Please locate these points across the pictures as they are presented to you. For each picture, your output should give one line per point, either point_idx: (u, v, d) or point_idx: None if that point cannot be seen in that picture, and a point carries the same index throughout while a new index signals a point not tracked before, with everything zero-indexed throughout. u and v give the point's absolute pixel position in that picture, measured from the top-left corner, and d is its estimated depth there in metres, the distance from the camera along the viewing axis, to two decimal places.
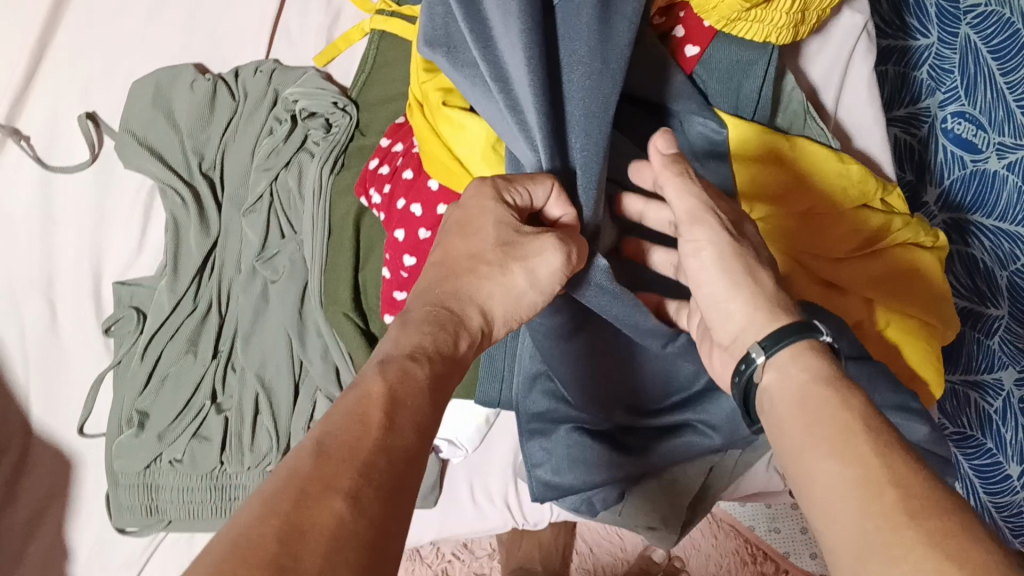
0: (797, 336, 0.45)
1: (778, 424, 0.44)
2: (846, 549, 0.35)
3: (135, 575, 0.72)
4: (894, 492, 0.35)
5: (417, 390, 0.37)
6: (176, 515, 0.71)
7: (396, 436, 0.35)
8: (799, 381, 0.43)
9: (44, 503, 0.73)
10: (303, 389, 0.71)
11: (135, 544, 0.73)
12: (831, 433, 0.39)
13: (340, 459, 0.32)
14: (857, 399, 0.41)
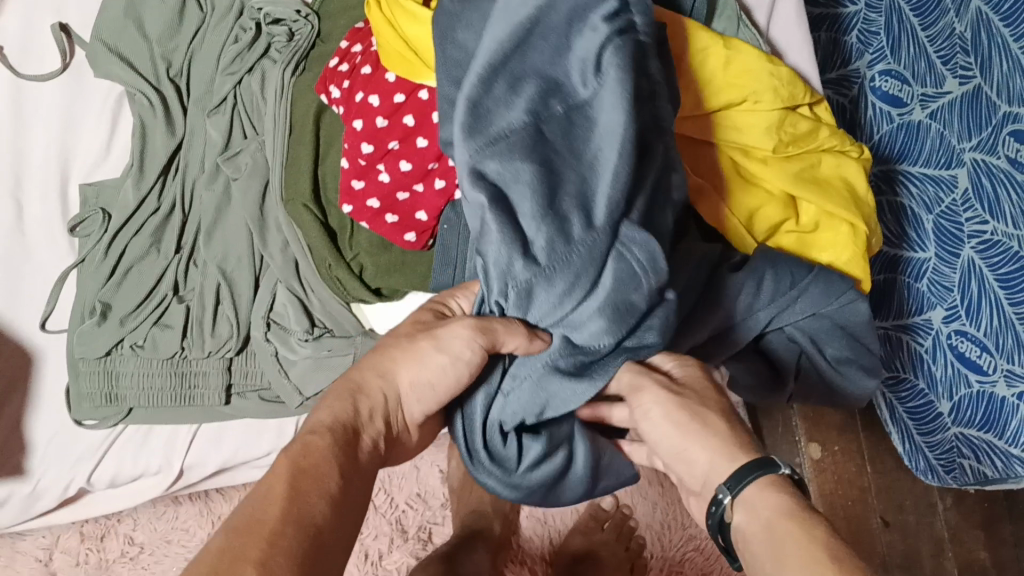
0: (758, 471, 0.46)
1: (748, 557, 0.45)
2: None
3: (95, 465, 0.74)
4: None
5: (321, 456, 0.43)
6: (137, 402, 0.72)
7: (306, 504, 0.41)
8: (764, 517, 0.44)
9: (4, 395, 0.74)
10: (264, 281, 0.74)
11: (94, 436, 0.74)
12: (796, 561, 0.41)
13: (255, 531, 0.38)
14: (819, 528, 0.42)
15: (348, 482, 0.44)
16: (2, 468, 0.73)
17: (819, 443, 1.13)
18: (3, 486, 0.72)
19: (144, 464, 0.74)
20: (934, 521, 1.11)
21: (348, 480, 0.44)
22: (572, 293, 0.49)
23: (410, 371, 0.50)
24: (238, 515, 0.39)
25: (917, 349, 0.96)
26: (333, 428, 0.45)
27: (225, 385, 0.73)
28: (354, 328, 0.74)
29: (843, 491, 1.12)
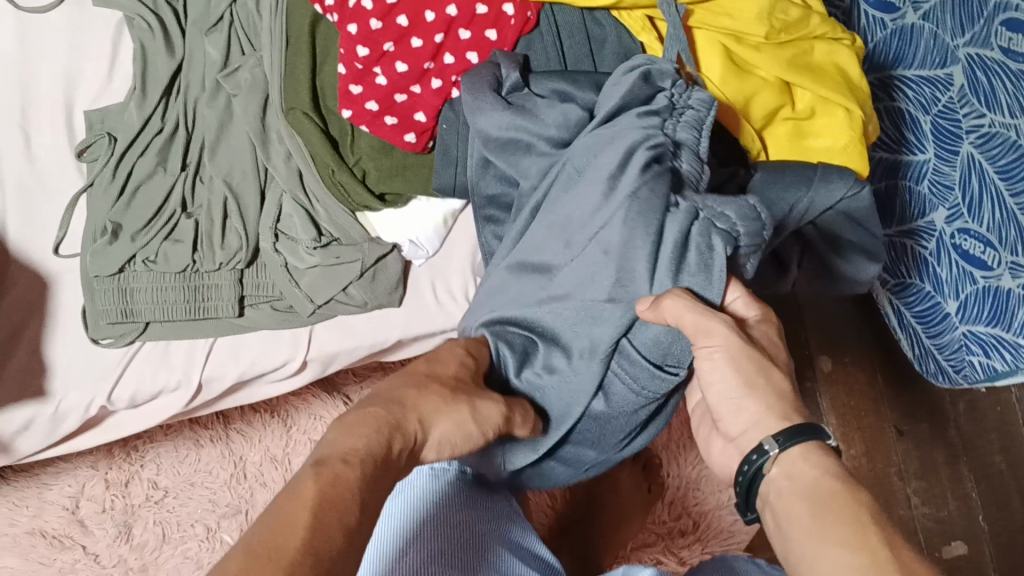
0: (810, 433, 0.49)
1: (787, 516, 0.48)
2: None
3: (115, 383, 0.75)
4: None
5: (349, 493, 0.43)
6: (152, 317, 0.74)
7: (321, 531, 0.40)
8: (809, 478, 0.48)
9: (24, 320, 0.75)
10: (269, 193, 0.75)
11: (113, 354, 0.75)
12: (849, 526, 0.45)
13: (269, 554, 0.38)
14: (862, 493, 0.47)
15: (364, 521, 0.43)
16: (25, 391, 0.75)
17: (830, 355, 1.12)
18: (27, 408, 0.75)
19: (163, 379, 0.76)
20: (947, 428, 1.12)
21: (365, 522, 0.43)
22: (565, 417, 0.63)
23: (443, 424, 0.52)
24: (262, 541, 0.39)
25: (922, 252, 0.91)
26: (365, 457, 0.46)
27: (237, 297, 0.74)
28: (360, 235, 0.75)
29: (855, 402, 1.12)
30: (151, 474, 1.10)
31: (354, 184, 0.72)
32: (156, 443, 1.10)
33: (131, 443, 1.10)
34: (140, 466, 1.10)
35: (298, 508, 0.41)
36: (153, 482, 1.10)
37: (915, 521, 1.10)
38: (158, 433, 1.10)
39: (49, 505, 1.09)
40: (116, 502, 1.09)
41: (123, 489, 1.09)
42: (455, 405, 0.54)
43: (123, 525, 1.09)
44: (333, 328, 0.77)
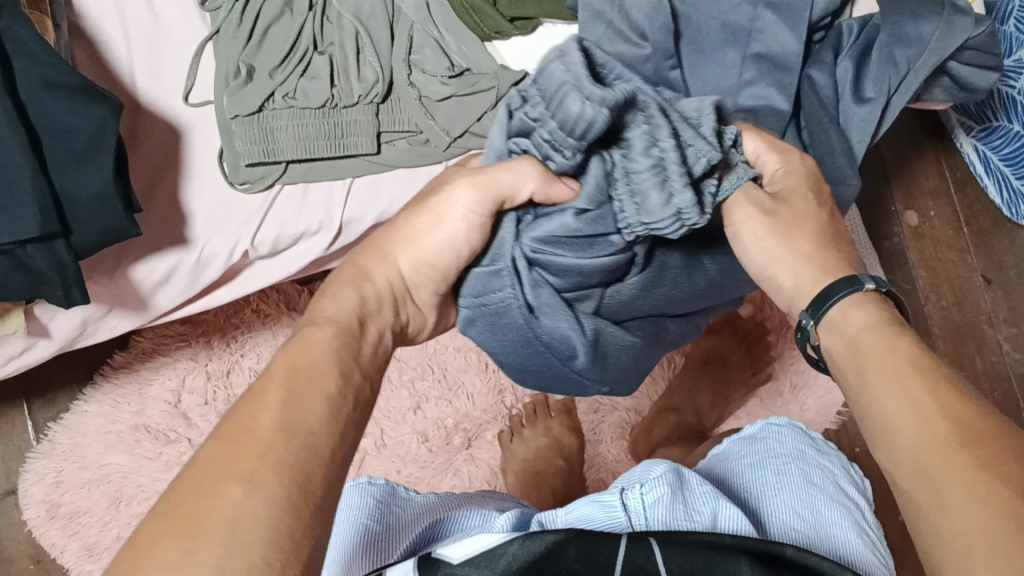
0: (846, 287, 0.50)
1: (837, 366, 0.48)
2: (904, 478, 0.41)
3: (259, 223, 0.76)
4: (947, 428, 0.40)
5: (313, 352, 0.46)
6: (294, 155, 0.73)
7: (298, 412, 0.42)
8: (853, 327, 0.48)
9: (159, 169, 0.75)
10: (398, 27, 0.75)
11: (252, 202, 0.75)
12: (884, 371, 0.44)
13: (241, 437, 0.39)
14: (903, 341, 0.45)
15: (346, 384, 0.46)
16: (168, 239, 0.75)
17: (916, 211, 1.13)
18: (171, 255, 0.76)
19: (306, 222, 0.76)
20: None
21: (345, 381, 0.46)
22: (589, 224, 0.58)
23: (408, 253, 0.57)
24: (232, 422, 0.41)
25: (1008, 93, 1.01)
26: (337, 321, 0.50)
27: (375, 132, 0.74)
28: (491, 64, 0.74)
29: (942, 255, 1.13)
30: (251, 363, 1.10)
31: (486, 6, 0.74)
32: (253, 333, 1.11)
33: (230, 334, 1.10)
34: (240, 356, 1.10)
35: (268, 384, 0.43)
36: (254, 371, 1.10)
37: (1007, 368, 1.10)
38: (255, 322, 1.10)
39: (152, 399, 1.10)
40: (218, 393, 1.10)
41: (225, 379, 1.10)
42: (432, 223, 0.56)
43: None
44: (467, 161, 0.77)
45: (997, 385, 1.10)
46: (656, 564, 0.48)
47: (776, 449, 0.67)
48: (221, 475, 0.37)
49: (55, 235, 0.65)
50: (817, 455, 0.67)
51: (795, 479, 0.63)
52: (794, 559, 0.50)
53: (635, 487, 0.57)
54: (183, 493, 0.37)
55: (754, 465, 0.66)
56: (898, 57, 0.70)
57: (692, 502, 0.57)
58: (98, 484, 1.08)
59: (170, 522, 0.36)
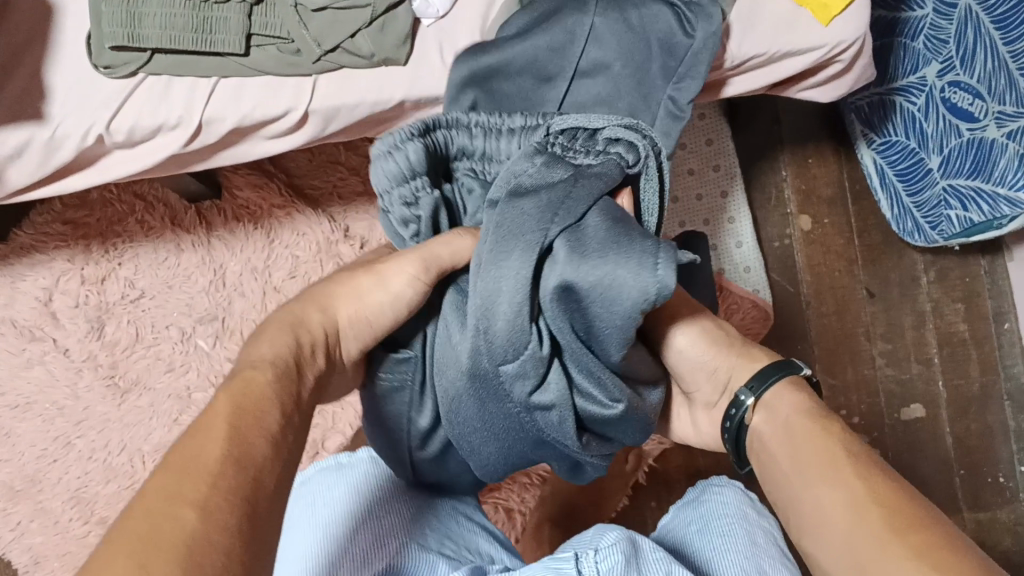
0: (776, 374, 0.57)
1: (771, 455, 0.54)
2: (843, 565, 0.45)
3: (115, 109, 0.74)
4: (879, 511, 0.44)
5: (259, 387, 0.46)
6: (157, 45, 0.73)
7: (248, 440, 0.42)
8: (783, 415, 0.54)
9: (25, 42, 0.74)
10: None
11: (112, 86, 0.75)
12: (819, 464, 0.49)
13: (194, 470, 0.39)
14: (834, 430, 0.51)
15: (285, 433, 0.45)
16: (22, 111, 0.74)
17: (810, 216, 1.13)
18: (23, 130, 0.74)
19: (164, 115, 0.75)
20: (916, 295, 1.13)
21: (286, 423, 0.46)
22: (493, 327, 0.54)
23: (346, 304, 0.56)
24: (177, 455, 0.40)
25: (909, 109, 1.04)
26: (275, 363, 0.49)
27: (244, 33, 0.73)
28: None
29: (830, 262, 1.13)
30: (128, 274, 1.09)
31: None
32: (135, 243, 1.09)
33: (110, 242, 1.09)
34: (117, 264, 1.09)
35: (211, 429, 0.42)
36: (130, 282, 1.09)
37: (878, 381, 1.12)
38: (138, 233, 1.09)
39: (23, 295, 1.08)
40: (90, 298, 1.08)
41: (99, 286, 1.09)
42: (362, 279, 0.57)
43: (96, 321, 1.08)
44: (337, 79, 0.76)
45: (867, 398, 1.12)
46: None
47: (715, 512, 0.68)
48: (172, 499, 0.37)
49: None
50: (758, 513, 0.69)
51: (734, 538, 0.64)
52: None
53: (590, 554, 0.56)
54: (131, 522, 0.36)
55: (694, 535, 0.67)
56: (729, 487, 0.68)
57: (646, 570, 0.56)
58: None
59: (122, 552, 0.35)
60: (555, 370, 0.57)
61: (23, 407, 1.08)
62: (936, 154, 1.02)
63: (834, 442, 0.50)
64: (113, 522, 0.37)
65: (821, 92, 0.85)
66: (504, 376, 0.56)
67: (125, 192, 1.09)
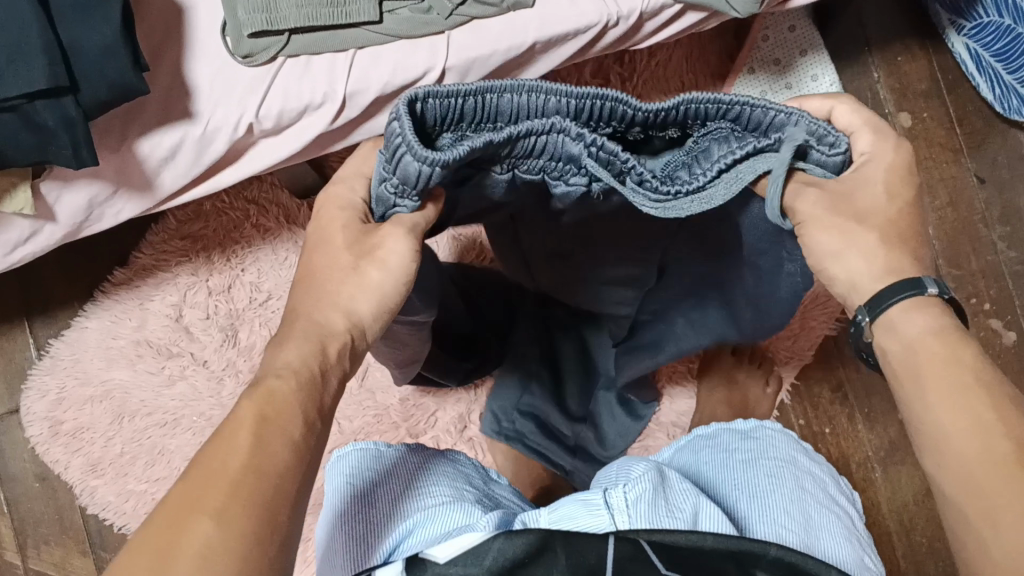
0: (906, 292, 0.48)
1: (894, 369, 0.48)
2: (964, 489, 0.43)
3: (262, 96, 0.76)
4: (1012, 447, 0.42)
5: (287, 396, 0.42)
6: (296, 24, 0.74)
7: (268, 449, 0.39)
8: (910, 337, 0.47)
9: (161, 44, 0.75)
10: None
11: (255, 74, 0.76)
12: (957, 390, 0.45)
13: (204, 482, 0.37)
14: (967, 352, 0.46)
15: (311, 433, 0.42)
16: (171, 111, 0.75)
17: (908, 112, 1.14)
18: (176, 129, 0.76)
19: (309, 95, 0.76)
20: None
21: (310, 431, 0.42)
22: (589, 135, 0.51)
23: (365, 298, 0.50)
24: (195, 462, 0.38)
25: None
26: (302, 371, 0.44)
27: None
28: None
29: (936, 154, 1.13)
30: (252, 278, 1.10)
31: None
32: (254, 248, 1.10)
33: (230, 249, 1.10)
34: (241, 270, 1.10)
35: (246, 422, 0.40)
36: (255, 285, 1.10)
37: (1003, 265, 1.11)
38: (256, 237, 1.10)
39: (154, 315, 1.10)
40: (220, 306, 1.10)
41: (226, 294, 1.10)
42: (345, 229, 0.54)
43: (229, 329, 1.09)
44: (472, 31, 0.77)
45: (994, 283, 1.11)
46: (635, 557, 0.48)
47: (765, 452, 0.59)
48: (190, 509, 0.36)
49: (64, 92, 0.66)
50: (809, 461, 0.61)
51: (786, 480, 0.56)
52: (783, 560, 0.47)
53: (618, 486, 0.52)
54: (150, 533, 0.36)
55: (731, 469, 0.59)
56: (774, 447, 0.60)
57: (674, 498, 0.53)
58: (100, 401, 1.09)
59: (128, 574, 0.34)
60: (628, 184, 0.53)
61: (171, 423, 1.08)
62: None
63: (967, 360, 0.46)
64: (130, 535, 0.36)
65: None
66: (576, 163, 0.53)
67: (238, 199, 1.10)
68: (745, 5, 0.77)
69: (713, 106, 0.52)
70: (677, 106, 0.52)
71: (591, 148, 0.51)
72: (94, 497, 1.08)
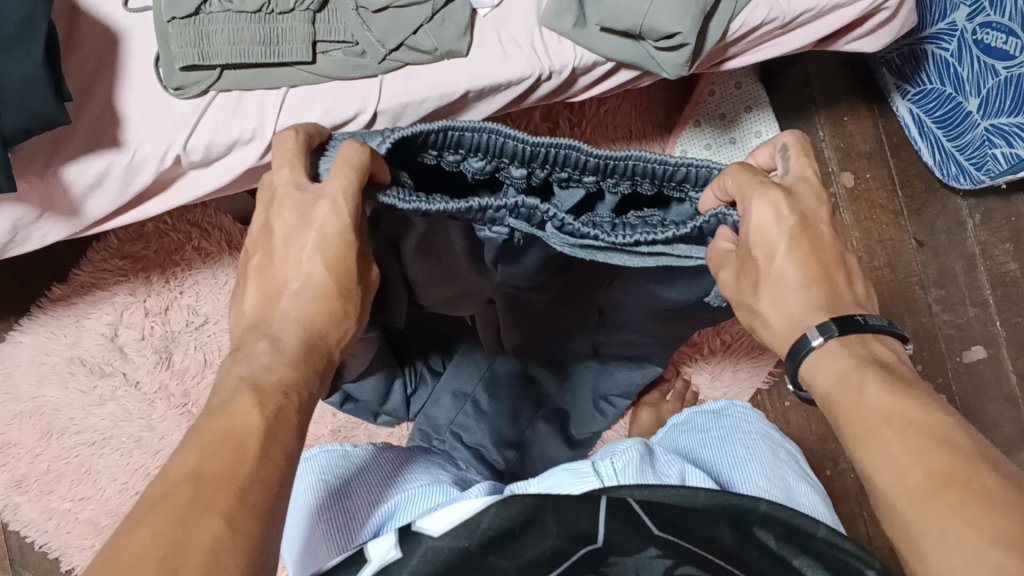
0: (807, 340, 0.50)
1: (829, 412, 0.50)
2: (893, 519, 0.44)
3: (192, 129, 0.76)
4: (918, 472, 0.43)
5: (287, 422, 0.47)
6: (228, 60, 0.74)
7: (267, 465, 0.44)
8: (830, 380, 0.49)
9: (95, 74, 0.75)
10: None
11: (186, 108, 0.76)
12: (865, 431, 0.46)
13: (216, 484, 0.41)
14: (871, 383, 0.47)
15: (292, 464, 0.46)
16: (100, 140, 0.75)
17: (851, 173, 1.15)
18: (103, 156, 0.75)
19: (238, 131, 0.76)
20: (963, 239, 1.14)
21: (292, 460, 0.46)
22: (529, 148, 0.58)
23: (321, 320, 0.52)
24: (199, 463, 0.42)
25: (942, 55, 1.04)
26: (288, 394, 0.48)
27: (311, 41, 0.75)
28: None
29: (876, 216, 1.14)
30: (190, 301, 1.10)
31: None
32: (194, 271, 1.10)
33: (170, 271, 1.10)
34: (179, 293, 1.10)
35: (248, 434, 0.44)
36: (193, 309, 1.10)
37: (935, 328, 1.12)
38: (196, 260, 1.10)
39: (88, 333, 1.10)
40: (155, 328, 1.10)
41: (163, 316, 1.10)
42: (305, 226, 0.52)
43: (163, 351, 1.09)
44: (404, 79, 0.78)
45: (925, 344, 1.12)
46: (598, 528, 0.51)
47: (736, 429, 0.68)
48: (201, 510, 0.40)
49: None
50: (780, 436, 0.70)
51: (760, 450, 0.65)
52: (772, 514, 0.53)
53: (606, 458, 0.59)
54: (160, 526, 0.39)
55: (711, 443, 0.67)
56: (746, 424, 0.69)
57: (661, 467, 0.61)
58: (29, 417, 1.08)
59: (150, 554, 0.37)
60: (550, 232, 0.58)
61: (100, 442, 1.08)
62: (975, 97, 1.02)
63: (869, 393, 0.47)
64: (130, 520, 0.40)
65: (865, 43, 0.86)
66: (515, 211, 0.57)
67: (181, 222, 1.10)
68: (674, 68, 0.78)
69: (660, 165, 0.59)
70: (626, 159, 0.59)
71: (514, 207, 0.56)
72: (17, 513, 1.07)
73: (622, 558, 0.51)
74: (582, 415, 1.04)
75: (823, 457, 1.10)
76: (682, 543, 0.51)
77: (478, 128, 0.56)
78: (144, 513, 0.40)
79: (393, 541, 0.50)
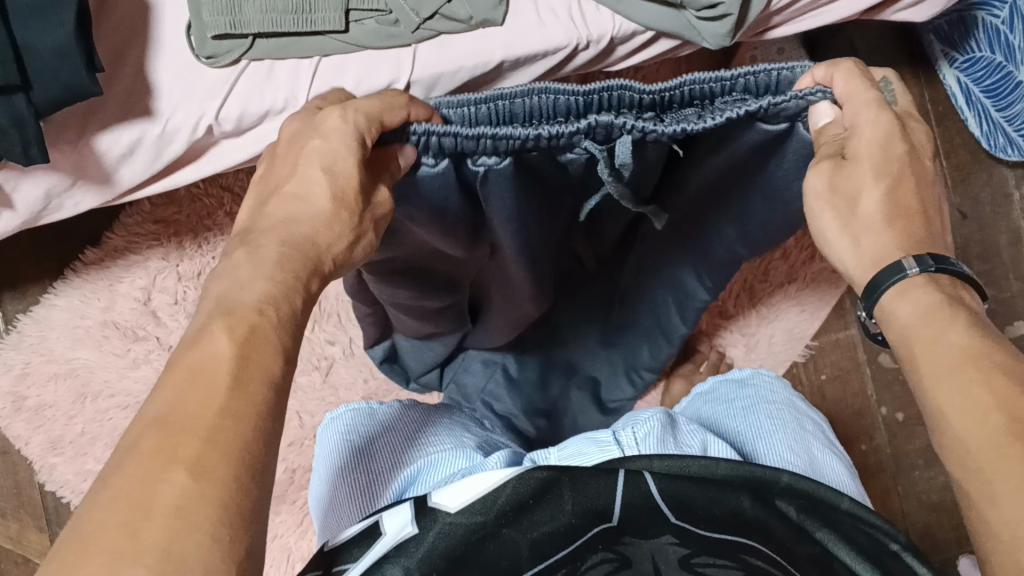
0: (895, 272, 0.46)
1: (902, 350, 0.46)
2: (963, 464, 0.41)
3: (223, 99, 0.75)
4: (1000, 414, 0.40)
5: (271, 346, 0.39)
6: (260, 29, 0.73)
7: (247, 394, 0.37)
8: (909, 316, 0.45)
9: (126, 41, 0.74)
10: None
11: (215, 77, 0.75)
12: (946, 367, 0.43)
13: (182, 425, 0.35)
14: (959, 327, 0.43)
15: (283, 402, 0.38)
16: (131, 109, 0.75)
17: None
18: (135, 126, 0.75)
19: (270, 100, 0.76)
20: (1009, 210, 1.11)
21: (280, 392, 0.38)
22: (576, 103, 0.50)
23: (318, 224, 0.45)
24: (167, 403, 0.35)
25: (992, 22, 1.01)
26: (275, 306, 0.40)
27: (343, 9, 0.73)
28: None
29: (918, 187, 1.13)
30: None
31: None
32: (226, 236, 1.10)
33: (202, 236, 1.10)
34: (212, 258, 1.10)
35: (219, 365, 0.37)
36: None
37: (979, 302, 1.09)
38: (228, 225, 1.10)
39: (122, 296, 1.10)
40: (188, 293, 1.10)
41: (196, 280, 1.10)
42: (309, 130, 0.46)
43: None
44: (438, 47, 0.76)
45: None
46: (613, 500, 0.47)
47: (762, 398, 0.67)
48: (164, 458, 0.33)
49: (15, 88, 0.66)
50: (806, 406, 0.68)
51: (784, 419, 0.64)
52: (794, 488, 0.46)
53: (626, 427, 0.58)
54: (118, 482, 0.33)
55: (735, 413, 0.65)
56: (775, 394, 0.68)
57: (682, 437, 0.58)
58: (64, 379, 1.09)
59: (106, 510, 0.32)
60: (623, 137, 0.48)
61: (133, 405, 1.08)
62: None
63: (956, 333, 0.43)
64: (97, 476, 0.34)
65: (913, 12, 0.83)
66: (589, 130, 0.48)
67: (212, 186, 1.08)
68: (715, 38, 0.76)
69: (720, 83, 0.51)
70: (680, 87, 0.51)
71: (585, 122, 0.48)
72: (53, 475, 1.08)
73: (637, 539, 0.49)
74: (613, 380, 1.01)
75: (860, 430, 1.08)
76: (697, 513, 0.46)
77: (521, 92, 0.50)
78: (108, 468, 0.34)
79: (410, 516, 0.45)
